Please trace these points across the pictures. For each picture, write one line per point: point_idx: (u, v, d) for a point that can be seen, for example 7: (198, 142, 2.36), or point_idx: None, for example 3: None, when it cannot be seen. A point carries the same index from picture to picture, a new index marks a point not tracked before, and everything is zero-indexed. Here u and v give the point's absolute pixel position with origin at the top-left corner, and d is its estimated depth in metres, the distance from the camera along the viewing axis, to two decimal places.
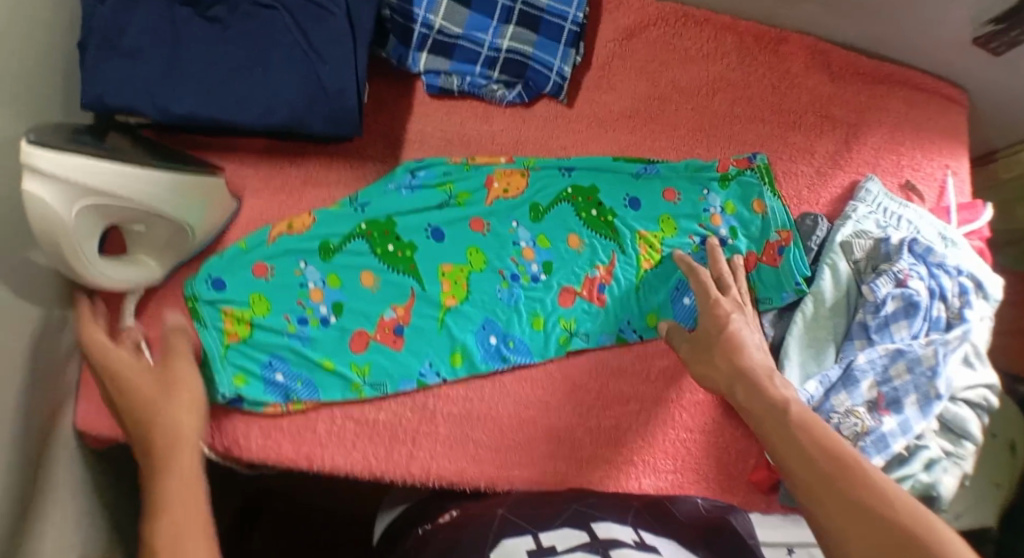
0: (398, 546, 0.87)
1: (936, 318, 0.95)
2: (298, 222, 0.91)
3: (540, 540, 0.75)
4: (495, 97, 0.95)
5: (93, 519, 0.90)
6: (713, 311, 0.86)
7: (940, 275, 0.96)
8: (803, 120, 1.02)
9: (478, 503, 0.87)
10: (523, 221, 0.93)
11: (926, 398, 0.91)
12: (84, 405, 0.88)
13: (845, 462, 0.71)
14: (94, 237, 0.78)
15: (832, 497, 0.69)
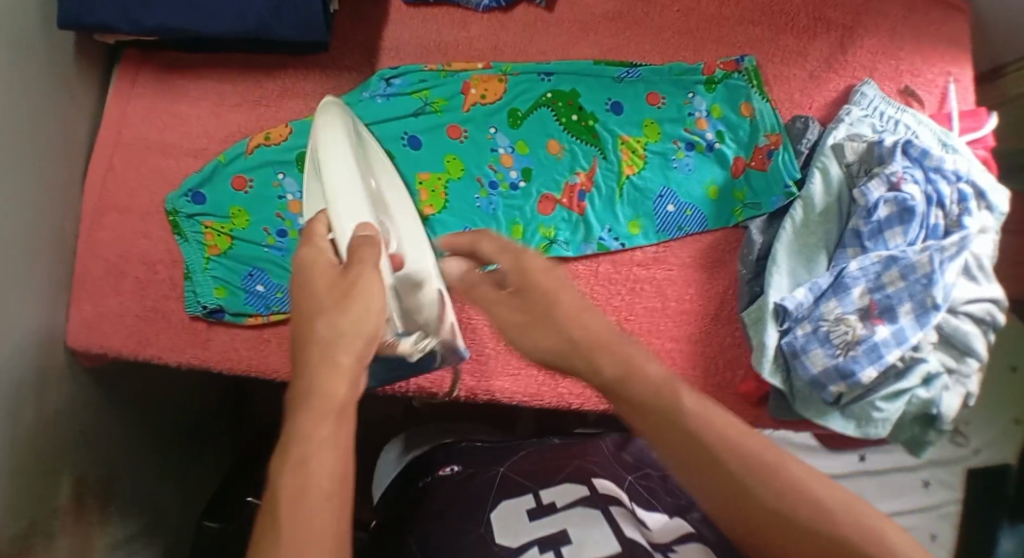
0: (397, 499, 0.87)
1: (934, 225, 0.92)
2: (274, 134, 0.90)
3: (539, 498, 0.76)
4: (471, 2, 0.93)
5: (85, 436, 0.93)
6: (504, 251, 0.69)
7: (936, 180, 0.93)
8: (795, 22, 0.99)
9: (482, 458, 0.86)
10: (501, 127, 0.91)
11: (922, 307, 0.87)
12: (74, 322, 0.90)
13: (752, 464, 0.52)
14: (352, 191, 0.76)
15: (748, 502, 0.52)
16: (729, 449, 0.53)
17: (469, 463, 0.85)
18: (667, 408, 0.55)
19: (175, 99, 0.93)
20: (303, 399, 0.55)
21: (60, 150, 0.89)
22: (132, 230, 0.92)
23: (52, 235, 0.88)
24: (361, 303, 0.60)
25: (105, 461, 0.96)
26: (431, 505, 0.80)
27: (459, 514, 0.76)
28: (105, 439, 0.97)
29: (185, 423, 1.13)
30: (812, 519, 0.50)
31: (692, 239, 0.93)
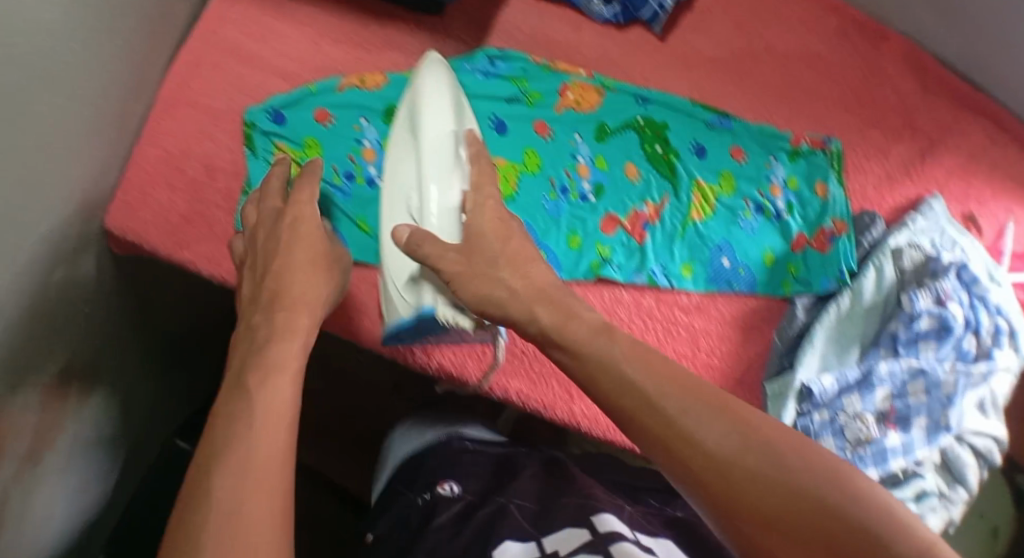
0: (396, 502, 0.84)
1: (965, 350, 0.93)
2: (369, 79, 0.90)
3: (543, 547, 0.72)
4: (591, 11, 0.94)
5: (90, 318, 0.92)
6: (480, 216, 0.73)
7: (979, 308, 0.94)
8: (886, 119, 1.00)
9: (483, 482, 0.85)
10: (586, 137, 0.91)
11: (935, 425, 0.89)
12: (116, 204, 0.89)
13: (698, 420, 0.58)
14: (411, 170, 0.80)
15: (706, 455, 0.57)
16: (691, 410, 0.58)
17: (469, 487, 0.84)
18: (629, 372, 0.61)
19: (278, 16, 0.93)
20: (251, 371, 0.60)
21: (148, 29, 0.88)
22: (199, 129, 0.91)
23: (117, 109, 0.87)
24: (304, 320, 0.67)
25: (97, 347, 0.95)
26: (432, 532, 0.77)
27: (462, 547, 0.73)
28: (99, 326, 0.95)
29: (175, 334, 1.12)
30: (771, 468, 0.55)
31: (737, 297, 0.94)
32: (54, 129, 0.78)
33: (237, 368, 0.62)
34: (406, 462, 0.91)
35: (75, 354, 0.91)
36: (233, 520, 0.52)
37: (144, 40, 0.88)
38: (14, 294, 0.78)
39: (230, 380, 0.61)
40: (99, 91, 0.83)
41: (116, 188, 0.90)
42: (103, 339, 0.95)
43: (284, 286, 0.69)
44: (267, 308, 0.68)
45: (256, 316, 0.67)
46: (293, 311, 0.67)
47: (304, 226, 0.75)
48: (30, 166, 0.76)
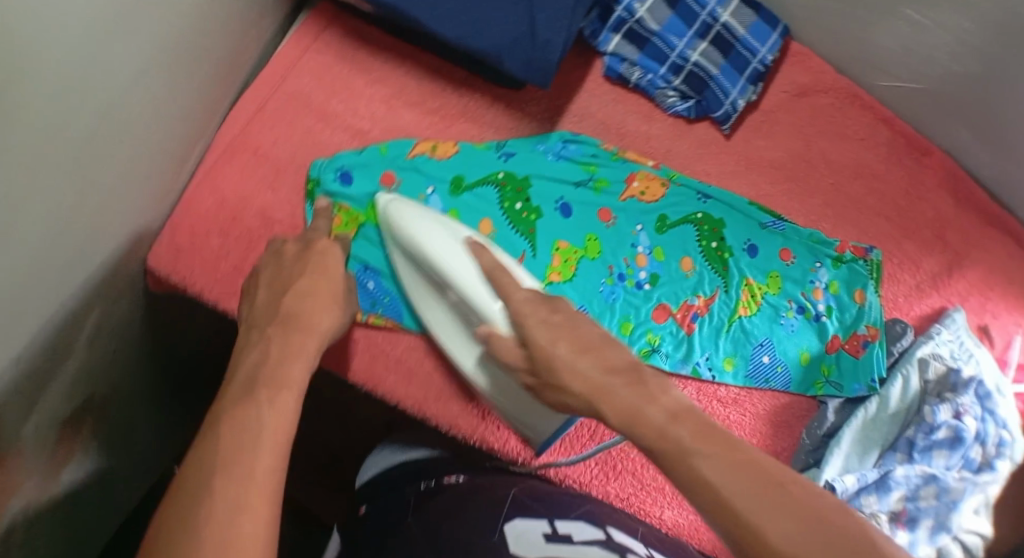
0: (400, 491, 0.84)
1: (971, 459, 0.94)
2: (441, 147, 0.89)
3: (554, 526, 0.73)
4: (664, 103, 0.96)
5: (110, 357, 0.87)
6: (528, 311, 0.72)
7: (988, 420, 0.95)
8: (920, 232, 1.03)
9: (490, 478, 0.83)
10: (647, 228, 0.93)
11: (939, 526, 0.91)
12: (163, 245, 0.85)
13: (757, 505, 0.57)
14: (449, 312, 0.84)
15: (762, 539, 0.56)
16: (751, 494, 0.58)
17: (473, 475, 0.83)
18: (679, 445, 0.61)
19: (352, 71, 0.92)
20: (258, 386, 0.63)
21: (223, 71, 0.86)
22: (261, 179, 0.88)
23: (181, 150, 0.84)
24: (299, 362, 0.67)
25: (116, 383, 0.90)
26: (435, 506, 0.77)
27: (469, 520, 0.72)
28: (120, 364, 0.90)
29: (189, 366, 1.08)
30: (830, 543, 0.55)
31: (771, 393, 0.97)
32: (122, 168, 0.75)
33: (244, 379, 0.64)
34: (410, 461, 0.90)
35: (95, 391, 0.86)
36: (230, 532, 0.53)
37: (218, 83, 0.85)
38: (50, 335, 0.73)
39: (238, 387, 0.63)
40: (169, 130, 0.80)
41: (164, 227, 0.86)
42: (121, 377, 0.91)
43: (297, 311, 0.72)
44: (277, 327, 0.70)
45: (266, 330, 0.70)
46: (301, 338, 0.70)
47: (330, 258, 0.79)
48: (94, 205, 0.73)
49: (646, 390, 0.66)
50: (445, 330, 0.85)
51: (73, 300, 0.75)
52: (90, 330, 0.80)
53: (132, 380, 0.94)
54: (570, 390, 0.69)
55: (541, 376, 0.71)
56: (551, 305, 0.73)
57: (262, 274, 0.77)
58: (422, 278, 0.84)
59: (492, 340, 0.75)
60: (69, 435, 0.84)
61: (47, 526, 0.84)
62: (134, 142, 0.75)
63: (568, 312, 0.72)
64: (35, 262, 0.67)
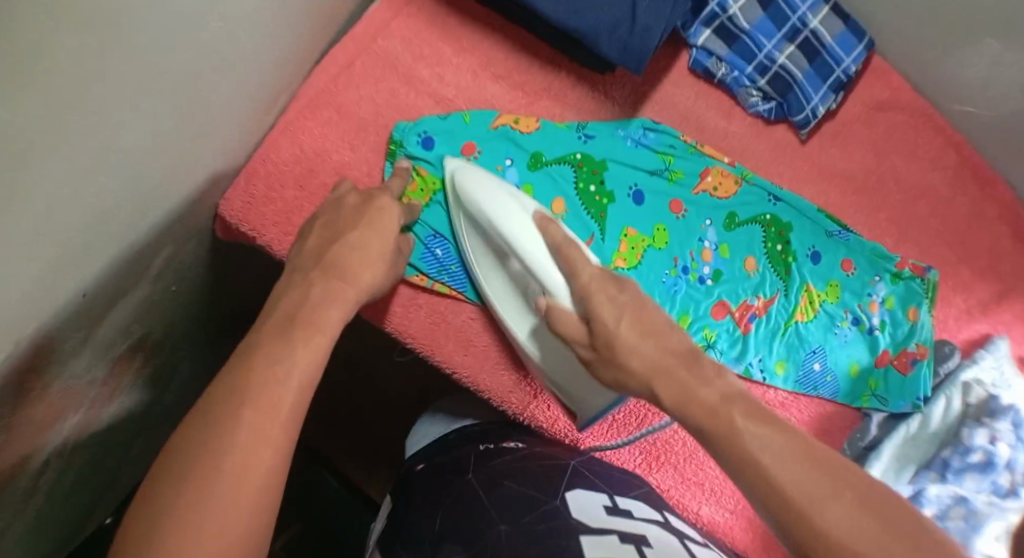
0: (454, 450, 0.85)
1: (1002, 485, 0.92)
2: (524, 122, 0.90)
3: (615, 500, 0.76)
4: (746, 102, 0.96)
5: (170, 295, 0.87)
6: (593, 286, 0.71)
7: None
8: (976, 259, 1.05)
9: (545, 447, 0.86)
10: (716, 224, 0.93)
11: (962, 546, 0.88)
12: (238, 189, 0.85)
13: (814, 493, 0.56)
14: (507, 280, 0.83)
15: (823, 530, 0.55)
16: (804, 481, 0.57)
17: (533, 443, 0.86)
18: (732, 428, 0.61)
19: (442, 38, 0.92)
20: (294, 325, 0.62)
21: (317, 25, 0.85)
22: (341, 135, 0.88)
23: (268, 99, 0.84)
24: (337, 309, 0.66)
25: (169, 322, 0.90)
26: (494, 465, 0.79)
27: (535, 481, 0.76)
28: (177, 303, 0.90)
29: (236, 313, 1.08)
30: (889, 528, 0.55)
31: (817, 400, 0.98)
32: (214, 111, 0.74)
33: (282, 317, 0.63)
34: (465, 426, 0.90)
35: (151, 327, 0.86)
36: (243, 473, 0.53)
37: (311, 34, 0.85)
38: (125, 269, 0.73)
39: (275, 324, 0.62)
40: (260, 78, 0.80)
41: (241, 172, 0.86)
42: (175, 316, 0.91)
43: (342, 260, 0.71)
44: (321, 273, 0.69)
45: (311, 273, 0.69)
46: (340, 286, 0.68)
47: (387, 216, 0.77)
48: (184, 145, 0.72)
49: (702, 372, 0.65)
50: (502, 299, 0.84)
51: (150, 236, 0.75)
52: (159, 267, 0.81)
53: (184, 321, 0.95)
54: (636, 361, 0.67)
55: (600, 352, 0.70)
56: (619, 283, 0.71)
57: (320, 216, 0.77)
58: (484, 245, 0.83)
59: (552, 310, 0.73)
60: (120, 367, 0.84)
61: (86, 458, 0.85)
62: (230, 84, 0.74)
63: (636, 293, 0.70)
64: (129, 192, 0.67)
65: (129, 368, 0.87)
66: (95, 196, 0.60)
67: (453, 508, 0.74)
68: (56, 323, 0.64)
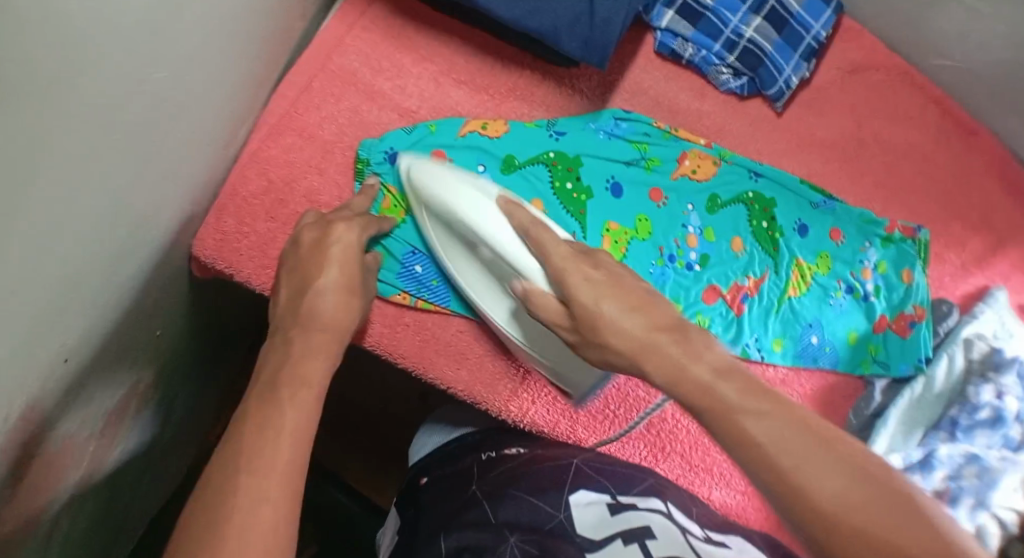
0: (458, 461, 0.85)
1: (1011, 438, 0.91)
2: (492, 126, 0.88)
3: (619, 498, 0.74)
4: (717, 80, 0.95)
5: (155, 341, 0.86)
6: (568, 269, 0.67)
7: None
8: (967, 213, 1.03)
9: (548, 449, 0.85)
10: (698, 208, 0.92)
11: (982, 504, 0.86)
12: (209, 228, 0.84)
13: (801, 462, 0.53)
14: (478, 273, 0.81)
15: (813, 502, 0.52)
16: (793, 451, 0.53)
17: (534, 448, 0.84)
18: (721, 402, 0.57)
19: (400, 48, 0.90)
20: (281, 383, 0.63)
21: (269, 50, 0.84)
22: (308, 160, 0.86)
23: (228, 132, 0.82)
24: (317, 361, 0.66)
25: (157, 367, 0.89)
26: (494, 478, 0.78)
27: (533, 488, 0.75)
28: (164, 347, 0.89)
29: (226, 345, 1.07)
30: (880, 501, 0.51)
31: (819, 373, 0.97)
32: (172, 152, 0.73)
33: (267, 378, 0.64)
34: (465, 435, 0.89)
35: (139, 376, 0.85)
36: (246, 531, 0.52)
37: (265, 61, 0.83)
38: (100, 323, 0.72)
39: (262, 386, 0.63)
40: (218, 112, 0.78)
41: (211, 210, 0.85)
42: (163, 360, 0.90)
43: (316, 307, 0.71)
44: (299, 327, 0.70)
45: (288, 331, 0.69)
46: (317, 335, 0.69)
47: (343, 249, 0.76)
48: (145, 190, 0.71)
49: (691, 347, 0.62)
50: (477, 292, 0.83)
51: (123, 286, 0.74)
52: (138, 315, 0.79)
53: (174, 363, 0.94)
54: (621, 341, 0.64)
55: (584, 333, 0.66)
56: (592, 260, 0.69)
57: (285, 267, 0.76)
58: (450, 240, 0.81)
59: (529, 295, 0.70)
60: (116, 416, 0.83)
61: (89, 514, 0.84)
62: (186, 124, 0.73)
63: (611, 268, 0.68)
64: (93, 246, 0.66)
65: (126, 414, 0.86)
66: (57, 260, 0.60)
67: (459, 526, 0.72)
68: (38, 389, 0.64)
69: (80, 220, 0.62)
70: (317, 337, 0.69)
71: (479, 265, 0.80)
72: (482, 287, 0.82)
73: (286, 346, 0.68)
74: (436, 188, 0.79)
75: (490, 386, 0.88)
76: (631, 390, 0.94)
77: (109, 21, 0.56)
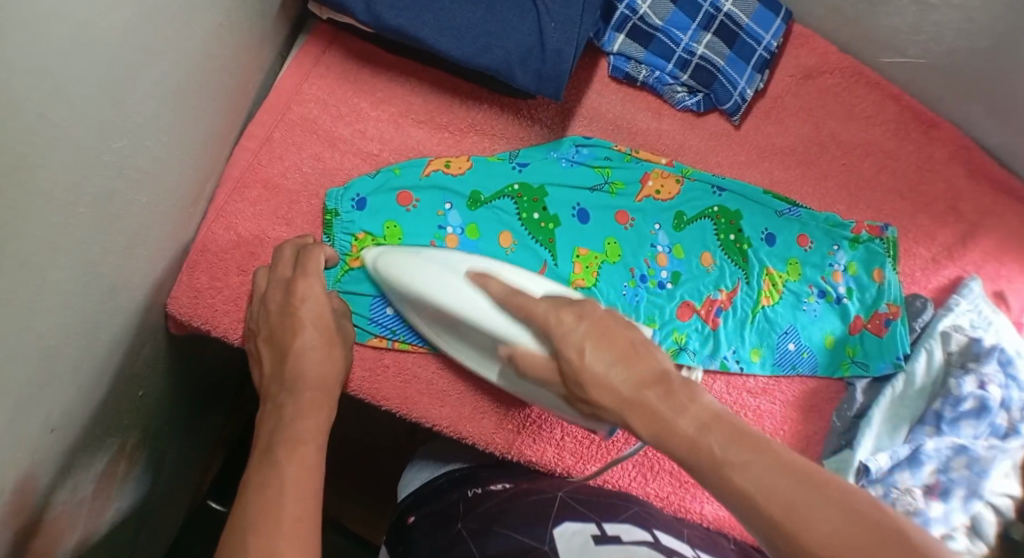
0: (444, 497, 0.86)
1: (997, 424, 0.93)
2: (455, 163, 0.89)
3: (603, 529, 0.75)
4: (674, 99, 0.96)
5: (137, 403, 0.86)
6: (555, 324, 0.69)
7: (1013, 386, 0.94)
8: (933, 205, 1.04)
9: (534, 483, 0.86)
10: (665, 226, 0.93)
11: (972, 496, 0.89)
12: (182, 287, 0.84)
13: (792, 505, 0.57)
14: (466, 347, 0.82)
15: (796, 541, 0.56)
16: (779, 492, 0.57)
17: (519, 481, 0.86)
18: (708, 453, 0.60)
19: (358, 93, 0.91)
20: (274, 447, 0.67)
21: (230, 106, 0.84)
22: (275, 212, 0.87)
23: (194, 191, 0.83)
24: (309, 422, 0.70)
25: (143, 427, 0.89)
26: (480, 514, 0.79)
27: (517, 521, 0.76)
28: (147, 407, 0.89)
29: (209, 397, 1.07)
30: (861, 539, 0.55)
31: (799, 379, 0.98)
32: (139, 219, 0.74)
33: (263, 446, 0.68)
34: (453, 470, 0.91)
35: (125, 439, 0.85)
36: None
37: (224, 118, 0.84)
38: (81, 394, 0.72)
39: (256, 457, 0.67)
40: (181, 174, 0.79)
41: (182, 269, 0.85)
42: (148, 421, 0.90)
43: (301, 367, 0.75)
44: (287, 391, 0.74)
45: (278, 398, 0.73)
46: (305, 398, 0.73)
47: (311, 297, 0.78)
48: (114, 259, 0.72)
49: (676, 401, 0.63)
50: (471, 363, 0.84)
51: (102, 355, 0.75)
52: (118, 379, 0.80)
53: (159, 421, 0.94)
54: (606, 395, 0.65)
55: (573, 389, 0.68)
56: (577, 309, 0.69)
57: (260, 334, 0.79)
58: (431, 320, 0.83)
59: (516, 358, 0.74)
60: (105, 477, 0.83)
61: None
62: (152, 189, 0.74)
63: (595, 318, 0.68)
64: (68, 319, 0.66)
65: (115, 473, 0.85)
66: (34, 334, 0.61)
67: None
68: (23, 466, 0.64)
69: (54, 293, 0.63)
70: (310, 397, 0.73)
71: (469, 342, 0.81)
72: (477, 359, 0.83)
73: (280, 408, 0.72)
74: (402, 282, 0.81)
75: (474, 420, 0.89)
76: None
77: (63, 101, 0.57)
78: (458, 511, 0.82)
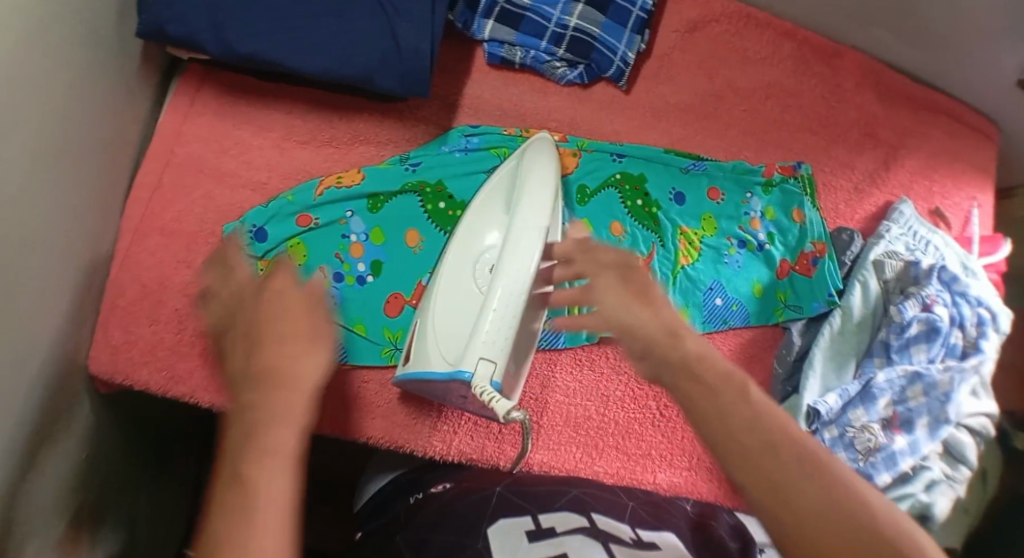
0: (388, 509, 0.81)
1: (952, 346, 0.91)
2: (347, 177, 0.90)
3: (539, 521, 0.71)
4: (556, 75, 0.96)
5: (78, 466, 0.86)
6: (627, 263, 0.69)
7: (961, 304, 0.91)
8: (848, 134, 1.01)
9: (475, 479, 0.82)
10: (568, 203, 0.93)
11: (937, 422, 0.87)
12: (97, 346, 0.85)
13: (806, 462, 0.56)
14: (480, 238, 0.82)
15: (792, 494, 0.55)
16: (791, 458, 0.56)
17: (461, 481, 0.82)
18: (738, 400, 0.59)
19: (239, 125, 0.92)
20: None
21: (110, 163, 0.85)
22: (175, 257, 0.88)
23: (90, 251, 0.84)
24: (289, 342, 0.61)
25: (93, 488, 0.90)
26: (414, 524, 0.75)
27: (447, 533, 0.71)
28: (92, 468, 0.89)
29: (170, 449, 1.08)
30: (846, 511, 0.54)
31: (733, 332, 0.95)
32: (33, 284, 0.75)
33: None
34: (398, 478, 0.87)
35: (72, 504, 0.86)
36: None
37: (106, 174, 0.85)
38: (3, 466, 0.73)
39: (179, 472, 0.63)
40: (71, 234, 0.80)
41: (95, 328, 0.86)
42: (96, 482, 0.90)
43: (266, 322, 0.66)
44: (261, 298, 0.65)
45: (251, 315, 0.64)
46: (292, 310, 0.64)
47: None
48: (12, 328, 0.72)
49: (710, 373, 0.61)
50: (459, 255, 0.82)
51: (22, 423, 0.75)
52: (47, 446, 0.80)
53: (113, 479, 0.94)
54: (637, 339, 0.64)
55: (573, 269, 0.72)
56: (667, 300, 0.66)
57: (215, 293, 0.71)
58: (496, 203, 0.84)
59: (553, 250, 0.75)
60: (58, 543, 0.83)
61: None
62: (41, 254, 0.75)
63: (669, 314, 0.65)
64: None
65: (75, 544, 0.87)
66: None
67: None
68: None
69: None
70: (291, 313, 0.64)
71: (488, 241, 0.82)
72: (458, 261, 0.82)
73: (260, 329, 0.62)
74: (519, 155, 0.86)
75: (408, 425, 0.88)
76: (550, 397, 0.93)
77: None
78: (396, 523, 0.77)
